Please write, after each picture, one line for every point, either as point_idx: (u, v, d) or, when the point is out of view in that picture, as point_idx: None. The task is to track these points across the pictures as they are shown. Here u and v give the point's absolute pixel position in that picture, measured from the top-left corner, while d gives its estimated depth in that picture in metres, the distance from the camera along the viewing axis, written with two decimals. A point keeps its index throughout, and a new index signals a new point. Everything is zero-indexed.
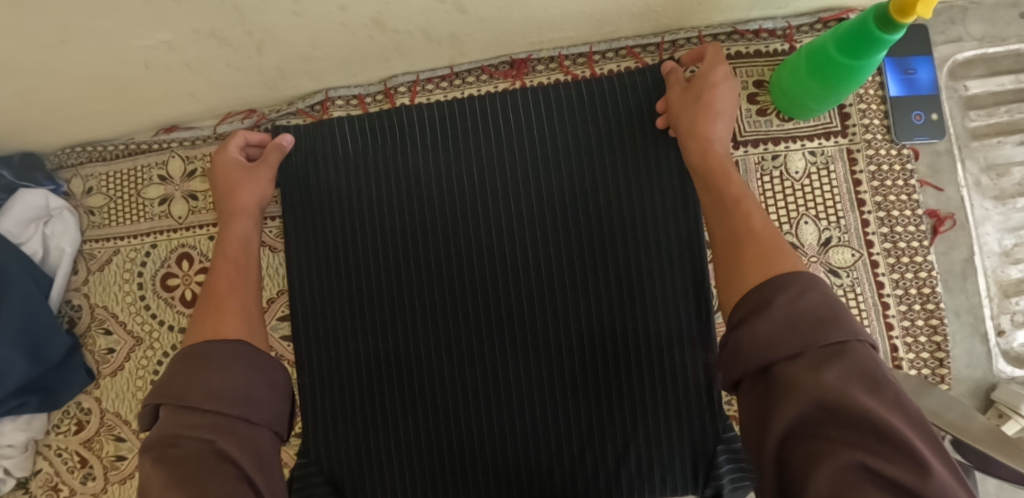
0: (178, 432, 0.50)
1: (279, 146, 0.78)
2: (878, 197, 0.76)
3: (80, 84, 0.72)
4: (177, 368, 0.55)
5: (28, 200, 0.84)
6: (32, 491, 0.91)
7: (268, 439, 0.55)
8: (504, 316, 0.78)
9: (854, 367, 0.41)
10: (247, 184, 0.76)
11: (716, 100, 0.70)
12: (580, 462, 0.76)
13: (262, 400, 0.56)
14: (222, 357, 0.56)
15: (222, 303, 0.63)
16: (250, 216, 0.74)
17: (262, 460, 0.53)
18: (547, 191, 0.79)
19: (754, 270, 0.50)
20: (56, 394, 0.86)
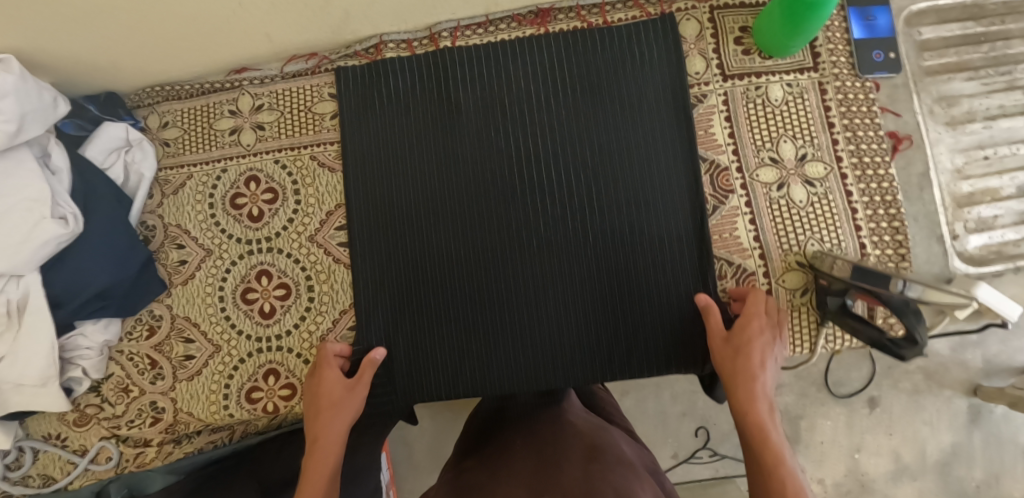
0: None
1: (373, 361, 0.87)
2: (845, 121, 0.90)
3: (176, 20, 0.86)
4: None
5: (111, 132, 0.98)
6: (104, 393, 1.02)
7: None
8: (530, 230, 0.93)
9: None
10: (334, 405, 0.84)
11: (758, 354, 0.79)
12: (596, 350, 0.92)
13: None
14: None
15: None
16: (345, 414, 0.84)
17: None
18: (566, 122, 0.93)
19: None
20: (133, 301, 0.98)
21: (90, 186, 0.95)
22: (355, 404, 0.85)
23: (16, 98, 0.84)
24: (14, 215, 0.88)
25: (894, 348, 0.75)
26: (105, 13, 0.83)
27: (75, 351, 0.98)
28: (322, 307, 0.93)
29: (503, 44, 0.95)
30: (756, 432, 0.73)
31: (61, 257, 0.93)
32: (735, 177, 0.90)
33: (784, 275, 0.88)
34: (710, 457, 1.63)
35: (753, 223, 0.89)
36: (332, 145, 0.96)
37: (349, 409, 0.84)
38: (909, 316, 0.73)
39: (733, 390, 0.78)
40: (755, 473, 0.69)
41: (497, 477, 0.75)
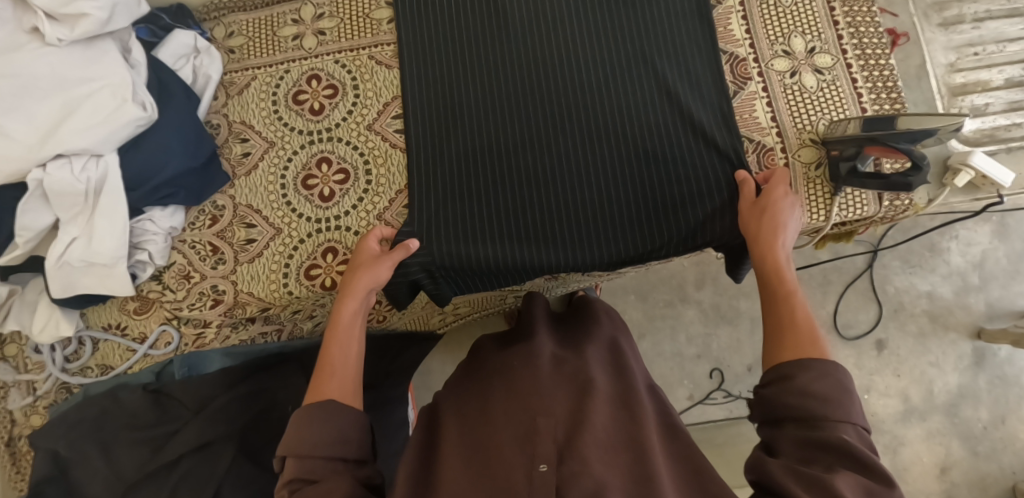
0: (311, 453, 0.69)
1: (407, 247, 0.93)
2: (848, 19, 1.01)
3: None
4: (311, 412, 0.73)
5: (180, 39, 1.07)
6: (165, 281, 1.07)
7: (350, 417, 0.75)
8: (571, 119, 0.99)
9: (823, 388, 0.64)
10: (368, 271, 0.90)
11: (781, 214, 0.87)
12: (636, 228, 0.98)
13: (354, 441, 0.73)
14: (329, 411, 0.73)
15: (328, 365, 0.81)
16: (375, 279, 0.90)
17: (346, 440, 0.72)
18: (602, 22, 1.02)
19: (789, 348, 0.71)
20: (200, 190, 1.06)
21: (164, 82, 1.04)
22: (384, 271, 0.91)
23: None
24: (99, 99, 0.96)
25: (902, 176, 0.85)
26: None
27: (142, 237, 1.04)
28: (379, 188, 1.01)
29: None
30: (772, 272, 0.81)
31: (136, 144, 1.01)
32: (752, 66, 1.00)
33: (800, 151, 0.97)
34: (725, 398, 1.67)
35: (770, 106, 0.98)
36: (389, 45, 1.06)
37: (374, 276, 0.90)
38: (915, 155, 0.84)
39: (756, 240, 0.85)
40: (768, 305, 0.78)
41: (502, 394, 0.84)
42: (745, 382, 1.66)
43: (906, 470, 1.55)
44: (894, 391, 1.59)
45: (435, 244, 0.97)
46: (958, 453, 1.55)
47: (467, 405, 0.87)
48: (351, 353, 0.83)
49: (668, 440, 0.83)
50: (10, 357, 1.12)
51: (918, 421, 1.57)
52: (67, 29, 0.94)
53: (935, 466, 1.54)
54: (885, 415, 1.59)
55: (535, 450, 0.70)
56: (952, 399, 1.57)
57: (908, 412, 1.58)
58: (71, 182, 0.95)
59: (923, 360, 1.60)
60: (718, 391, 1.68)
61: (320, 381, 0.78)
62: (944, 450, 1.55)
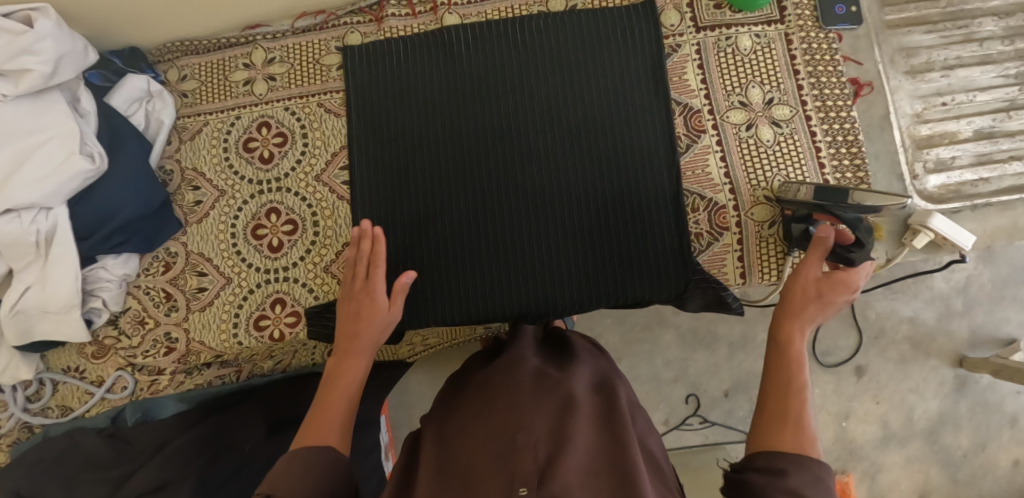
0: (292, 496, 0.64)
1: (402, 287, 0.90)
2: (809, 67, 0.97)
3: None
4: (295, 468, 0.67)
5: (133, 84, 1.07)
6: (121, 326, 1.08)
7: (324, 457, 0.70)
8: (522, 181, 1.00)
9: (803, 481, 0.60)
10: (370, 321, 0.88)
11: (829, 302, 0.79)
12: (586, 292, 0.97)
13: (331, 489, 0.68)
14: (315, 467, 0.68)
15: (324, 414, 0.76)
16: (375, 329, 0.88)
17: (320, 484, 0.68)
18: (553, 80, 1.00)
19: (788, 435, 0.65)
20: (153, 237, 1.07)
21: (114, 129, 1.04)
22: (389, 323, 0.89)
23: (53, 40, 0.96)
24: (45, 151, 0.96)
25: (845, 250, 0.83)
26: None
27: (96, 284, 1.04)
28: (326, 241, 1.01)
29: (495, 18, 1.03)
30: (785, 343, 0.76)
31: (88, 193, 1.01)
32: (707, 118, 0.96)
33: (753, 209, 0.94)
34: (700, 424, 1.64)
35: (724, 160, 0.95)
36: (338, 93, 1.05)
37: (378, 324, 0.88)
38: (860, 229, 0.82)
39: (795, 307, 0.79)
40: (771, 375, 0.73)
41: (483, 418, 0.78)
42: (722, 407, 1.64)
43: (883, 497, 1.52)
44: (874, 418, 1.54)
45: None
46: (937, 479, 1.51)
47: (449, 430, 0.81)
48: (344, 415, 0.77)
49: (652, 467, 0.78)
50: None
51: (897, 447, 1.53)
52: (11, 85, 0.95)
53: (913, 492, 1.51)
54: (863, 441, 1.54)
55: (516, 472, 0.64)
56: (932, 426, 1.52)
57: (887, 439, 1.54)
58: (20, 234, 0.96)
59: (903, 386, 1.55)
60: (694, 416, 1.65)
61: (313, 429, 0.74)
62: (923, 476, 1.51)
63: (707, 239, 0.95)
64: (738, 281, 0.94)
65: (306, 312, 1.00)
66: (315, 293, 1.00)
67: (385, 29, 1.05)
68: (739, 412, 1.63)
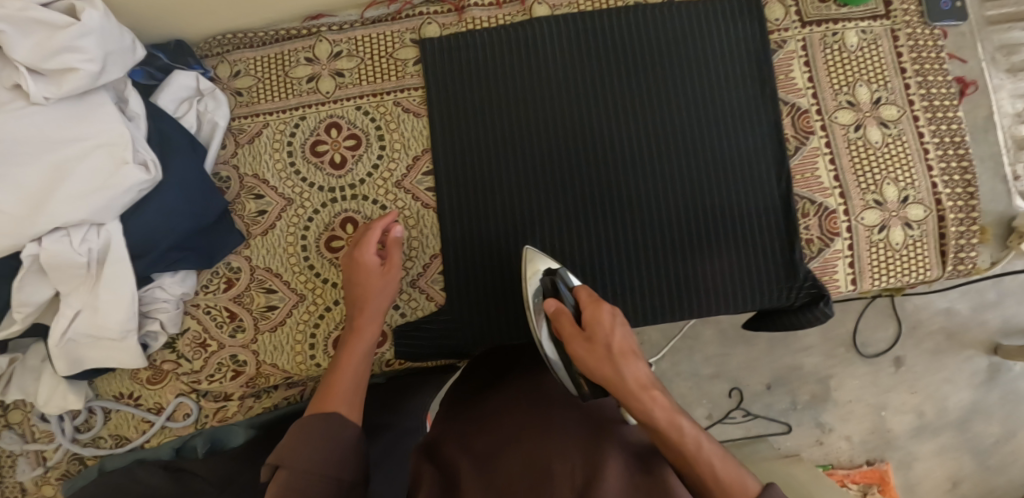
0: (301, 464, 0.60)
1: (396, 241, 0.85)
2: (916, 66, 0.93)
3: None
4: (296, 434, 0.63)
5: (181, 82, 0.97)
6: (180, 350, 0.99)
7: (343, 425, 0.65)
8: (615, 186, 0.95)
9: None
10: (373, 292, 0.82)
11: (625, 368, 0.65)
12: (683, 303, 0.93)
13: (343, 460, 0.63)
14: (320, 433, 0.63)
15: (337, 386, 0.70)
16: (377, 297, 0.82)
17: (335, 453, 0.62)
18: (648, 79, 0.95)
19: None
20: (212, 252, 0.97)
21: (164, 133, 0.94)
22: (393, 285, 0.83)
23: (100, 37, 0.85)
24: (94, 161, 0.87)
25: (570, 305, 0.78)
26: None
27: (152, 305, 0.96)
28: (412, 253, 0.93)
29: (587, 11, 0.96)
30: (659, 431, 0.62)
31: (141, 205, 0.92)
32: (815, 119, 0.92)
33: (863, 213, 0.92)
34: (743, 418, 1.57)
35: (833, 163, 0.92)
36: (416, 90, 0.96)
37: (383, 290, 0.83)
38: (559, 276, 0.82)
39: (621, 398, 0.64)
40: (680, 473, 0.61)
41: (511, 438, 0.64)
42: (762, 400, 1.58)
43: (917, 485, 1.54)
44: (909, 408, 1.55)
45: (473, 325, 0.92)
46: (968, 467, 1.53)
47: (457, 449, 0.66)
48: (352, 388, 0.71)
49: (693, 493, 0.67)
50: (15, 425, 1.03)
51: (930, 437, 1.54)
52: (52, 87, 0.84)
53: (946, 479, 1.53)
54: (898, 431, 1.55)
55: None
56: (964, 415, 1.54)
57: (921, 428, 1.55)
58: (71, 255, 0.87)
59: (938, 376, 1.56)
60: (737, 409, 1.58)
61: (322, 401, 0.68)
62: (955, 464, 1.54)
63: (818, 245, 0.92)
64: (850, 288, 0.92)
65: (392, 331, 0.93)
66: (403, 312, 0.93)
67: (466, 20, 0.97)
68: (780, 405, 1.58)
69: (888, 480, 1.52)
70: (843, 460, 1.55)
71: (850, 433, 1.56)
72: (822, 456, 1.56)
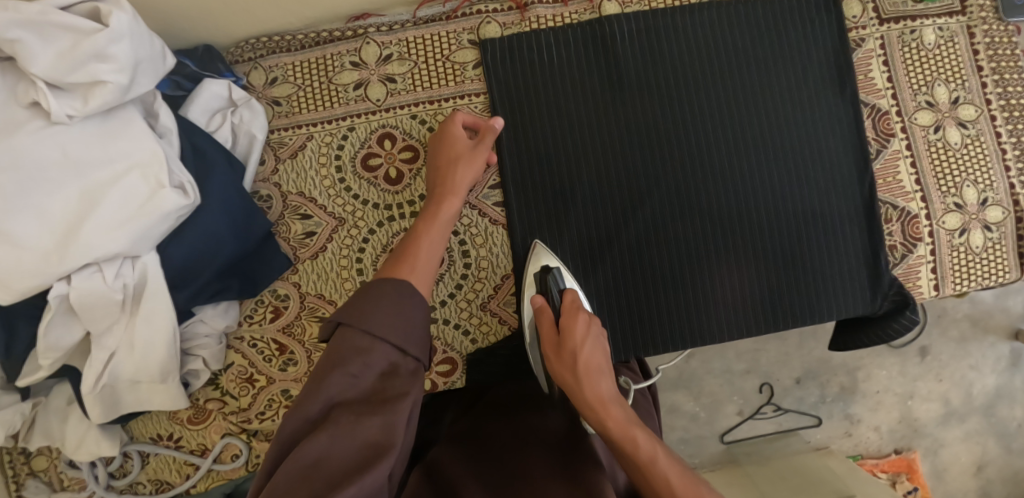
0: (362, 324, 0.56)
1: (492, 128, 0.83)
2: (993, 64, 0.90)
3: None
4: (362, 293, 0.59)
5: (211, 90, 0.88)
6: (224, 386, 0.92)
7: (416, 303, 0.60)
8: (691, 193, 0.89)
9: None
10: (465, 164, 0.82)
11: (593, 381, 0.65)
12: (763, 314, 0.89)
13: (409, 330, 0.58)
14: (392, 293, 0.59)
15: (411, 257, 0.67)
16: (465, 171, 0.82)
17: (407, 322, 0.58)
18: (725, 78, 0.89)
19: None
20: (256, 278, 0.89)
21: (200, 149, 0.85)
22: (480, 165, 0.83)
23: (132, 41, 0.74)
24: (126, 186, 0.77)
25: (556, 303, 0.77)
26: None
27: (193, 341, 0.88)
28: (482, 274, 0.87)
29: (659, 8, 0.89)
30: (619, 442, 0.61)
31: (179, 231, 0.83)
32: (895, 120, 0.89)
33: (945, 217, 0.89)
34: (775, 412, 1.39)
35: (914, 167, 0.89)
36: (477, 97, 0.90)
37: (473, 167, 0.82)
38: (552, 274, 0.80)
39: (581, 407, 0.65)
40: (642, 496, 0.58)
41: (507, 472, 0.63)
42: (793, 394, 1.40)
43: (944, 471, 1.40)
44: (936, 396, 1.40)
45: None
46: (994, 451, 1.40)
47: (459, 468, 0.63)
48: (425, 262, 0.68)
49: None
50: (41, 473, 0.95)
51: (957, 423, 1.40)
52: (77, 102, 0.74)
53: (972, 464, 1.40)
54: (925, 418, 1.40)
55: None
56: (989, 400, 1.40)
57: (947, 414, 1.40)
58: (105, 293, 0.78)
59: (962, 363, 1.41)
60: (768, 405, 1.40)
61: (397, 265, 0.66)
62: (980, 449, 1.40)
63: (901, 251, 0.89)
64: (931, 293, 0.89)
65: (463, 359, 0.88)
66: (474, 338, 0.88)
67: (530, 19, 0.90)
68: (811, 399, 1.40)
69: (917, 469, 1.38)
70: (872, 450, 1.40)
71: (879, 424, 1.40)
72: (851, 448, 1.40)
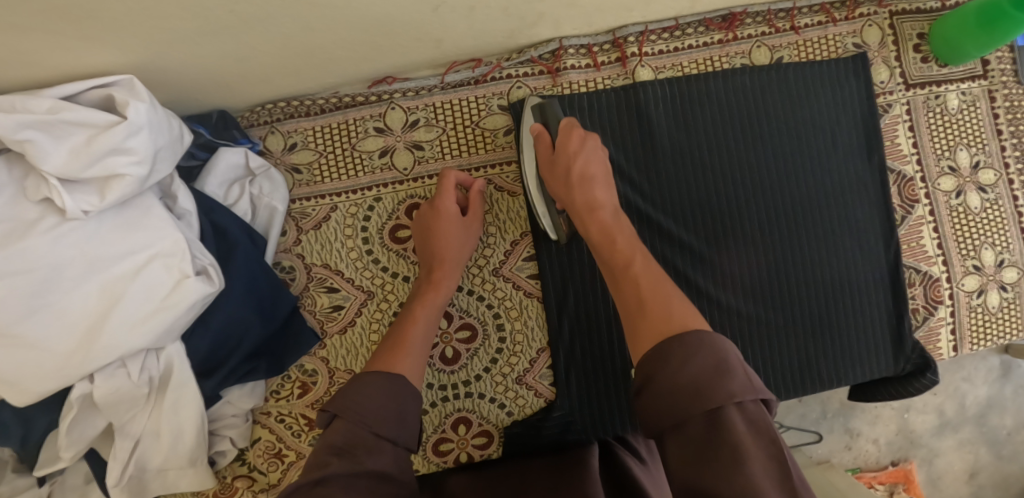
0: (357, 413, 0.60)
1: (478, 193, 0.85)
2: (1012, 127, 0.92)
3: (351, 35, 0.75)
4: (355, 384, 0.63)
5: (229, 160, 0.84)
6: (251, 461, 0.90)
7: (405, 387, 0.65)
8: (724, 254, 0.88)
9: (707, 359, 0.52)
10: (455, 237, 0.82)
11: (591, 190, 0.77)
12: (797, 374, 0.89)
13: (401, 417, 0.62)
14: (383, 385, 0.63)
15: (403, 343, 0.72)
16: (456, 237, 0.82)
17: (402, 417, 0.63)
18: (758, 140, 0.89)
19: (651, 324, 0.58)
20: (281, 357, 0.86)
21: (220, 228, 0.81)
22: (471, 235, 0.83)
23: (150, 131, 0.70)
24: (149, 279, 0.73)
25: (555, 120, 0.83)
26: (284, 26, 0.70)
27: (219, 421, 0.86)
28: (517, 348, 0.87)
29: (691, 73, 0.89)
30: (603, 238, 0.73)
31: (204, 317, 0.80)
32: (920, 186, 0.91)
33: (964, 279, 0.91)
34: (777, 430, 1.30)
35: (936, 232, 0.91)
36: (509, 165, 0.88)
37: (464, 240, 0.83)
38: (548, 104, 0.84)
39: (577, 213, 0.77)
40: (613, 272, 0.69)
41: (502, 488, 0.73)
42: (795, 412, 1.31)
43: (938, 480, 1.35)
44: (931, 408, 1.34)
45: (591, 425, 0.85)
46: (985, 458, 1.36)
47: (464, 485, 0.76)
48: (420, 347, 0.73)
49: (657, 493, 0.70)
50: None
51: (951, 433, 1.35)
52: (94, 197, 0.69)
53: (965, 471, 1.36)
54: (919, 429, 1.35)
55: None
56: (981, 410, 1.35)
57: (941, 425, 1.35)
58: (131, 389, 0.75)
59: (954, 375, 1.35)
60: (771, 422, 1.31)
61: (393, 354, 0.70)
62: (972, 456, 1.36)
63: (922, 313, 0.91)
64: (950, 354, 0.92)
65: (498, 432, 0.87)
66: (510, 411, 0.87)
67: (561, 84, 0.89)
68: (812, 415, 1.31)
69: (914, 479, 1.31)
70: (871, 462, 1.33)
71: (878, 436, 1.33)
72: (850, 460, 1.33)
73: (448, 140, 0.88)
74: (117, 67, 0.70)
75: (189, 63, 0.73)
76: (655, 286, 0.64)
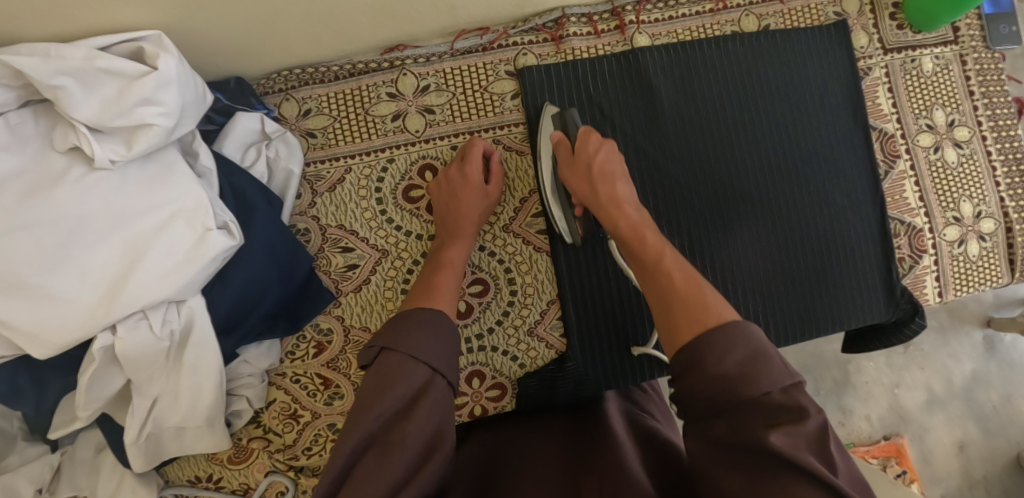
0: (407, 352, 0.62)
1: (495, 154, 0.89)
2: (983, 89, 0.99)
3: (371, 2, 0.79)
4: (400, 323, 0.65)
5: (245, 124, 0.86)
6: (266, 423, 0.91)
7: (448, 329, 0.67)
8: (723, 209, 0.93)
9: (744, 349, 0.52)
10: (478, 193, 0.85)
11: (615, 185, 0.79)
12: (796, 321, 0.93)
13: (445, 354, 0.64)
14: (427, 323, 0.65)
15: (437, 289, 0.75)
16: (478, 197, 0.85)
17: (447, 355, 0.64)
18: (750, 101, 0.94)
19: (680, 310, 0.59)
20: (298, 315, 0.88)
21: (238, 187, 0.83)
22: (491, 195, 0.87)
23: (178, 86, 0.73)
24: (172, 234, 0.74)
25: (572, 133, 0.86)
26: None
27: (236, 381, 0.87)
28: (528, 300, 0.90)
29: (686, 39, 0.95)
30: (629, 234, 0.74)
31: (223, 274, 0.81)
32: (901, 143, 0.97)
33: (945, 229, 0.97)
34: None
35: (918, 185, 0.97)
36: (516, 127, 0.93)
37: (485, 201, 0.86)
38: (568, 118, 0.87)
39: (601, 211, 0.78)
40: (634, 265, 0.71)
41: (523, 441, 0.75)
42: None
43: (931, 454, 1.31)
44: (920, 384, 1.32)
45: (602, 374, 0.88)
46: (973, 432, 1.32)
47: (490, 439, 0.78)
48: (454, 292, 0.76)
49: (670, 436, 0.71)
50: None
51: (940, 409, 1.32)
52: (121, 147, 0.71)
53: (954, 445, 1.32)
54: (909, 404, 1.33)
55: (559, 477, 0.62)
56: (968, 386, 1.33)
57: (930, 402, 1.33)
58: (153, 343, 0.76)
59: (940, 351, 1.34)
60: None
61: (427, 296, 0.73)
62: (961, 430, 1.32)
63: (909, 262, 0.97)
64: (936, 299, 0.98)
65: (511, 384, 0.89)
66: (523, 363, 0.89)
67: (565, 51, 0.94)
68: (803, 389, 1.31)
69: (906, 453, 1.29)
70: (862, 437, 1.31)
71: (870, 413, 1.31)
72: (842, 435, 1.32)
73: (458, 104, 0.92)
74: (146, 26, 0.73)
75: (216, 27, 0.76)
76: (683, 275, 0.65)
